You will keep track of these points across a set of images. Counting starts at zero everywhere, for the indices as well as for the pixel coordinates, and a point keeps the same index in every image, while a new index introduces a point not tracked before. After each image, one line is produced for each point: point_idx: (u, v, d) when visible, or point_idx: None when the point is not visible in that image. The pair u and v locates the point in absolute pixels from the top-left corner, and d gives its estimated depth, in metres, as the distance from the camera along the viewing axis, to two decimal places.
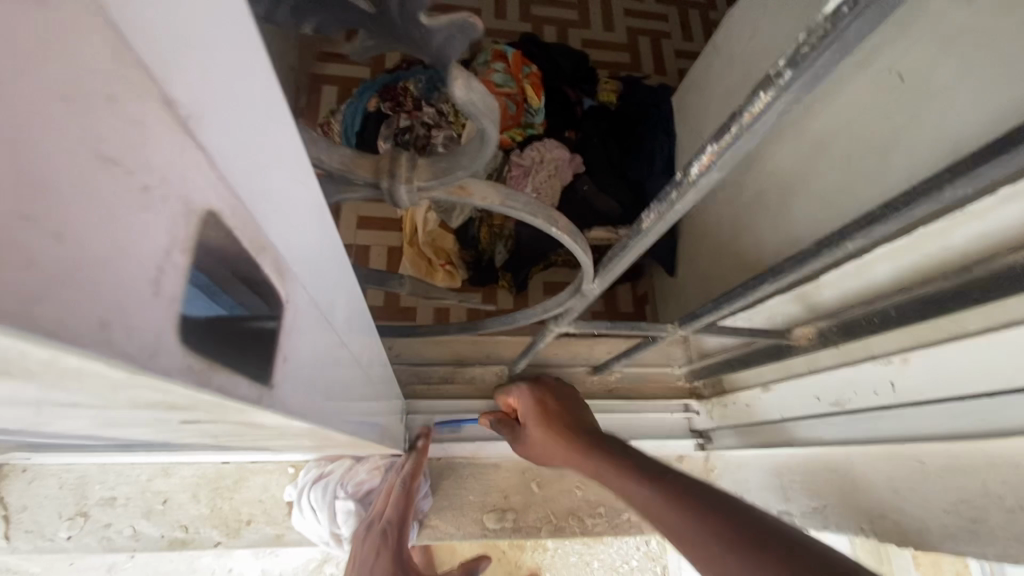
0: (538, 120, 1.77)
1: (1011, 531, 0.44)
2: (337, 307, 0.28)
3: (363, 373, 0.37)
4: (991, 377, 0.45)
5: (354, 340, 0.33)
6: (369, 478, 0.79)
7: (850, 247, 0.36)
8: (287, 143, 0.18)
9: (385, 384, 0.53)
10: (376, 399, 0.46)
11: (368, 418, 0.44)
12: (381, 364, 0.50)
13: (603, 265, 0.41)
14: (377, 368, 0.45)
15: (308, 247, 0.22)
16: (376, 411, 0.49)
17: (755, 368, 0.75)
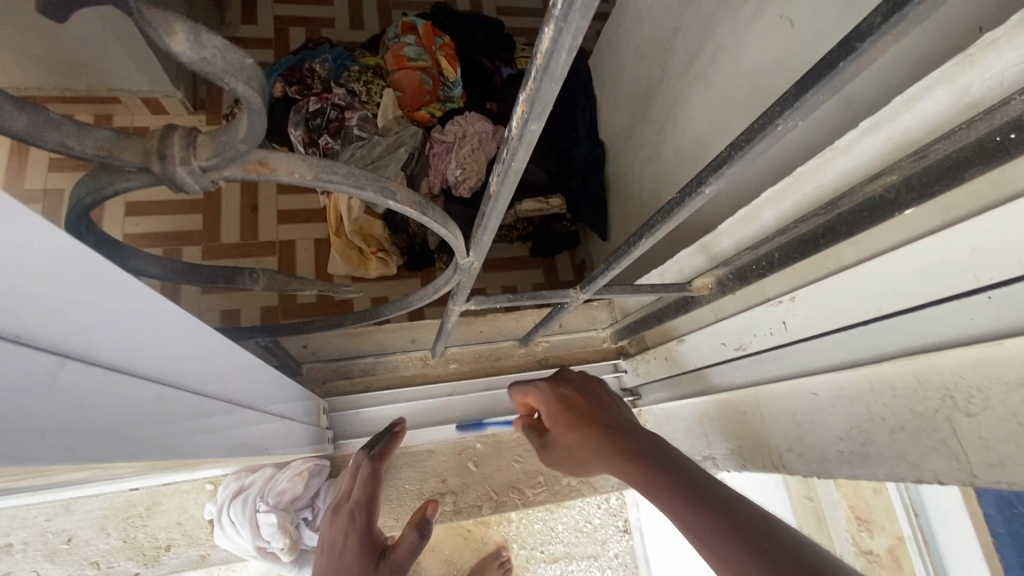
0: (456, 93, 1.72)
1: (895, 450, 0.47)
2: (59, 313, 0.22)
3: (179, 388, 0.32)
4: (865, 307, 0.46)
5: (135, 360, 0.27)
6: (291, 485, 0.75)
7: (709, 192, 0.35)
8: None
9: (260, 382, 0.48)
10: (234, 406, 0.41)
11: (223, 427, 0.39)
12: (246, 365, 0.45)
13: (473, 239, 0.39)
14: (227, 370, 0.40)
15: None
16: (245, 417, 0.44)
17: (670, 322, 0.76)
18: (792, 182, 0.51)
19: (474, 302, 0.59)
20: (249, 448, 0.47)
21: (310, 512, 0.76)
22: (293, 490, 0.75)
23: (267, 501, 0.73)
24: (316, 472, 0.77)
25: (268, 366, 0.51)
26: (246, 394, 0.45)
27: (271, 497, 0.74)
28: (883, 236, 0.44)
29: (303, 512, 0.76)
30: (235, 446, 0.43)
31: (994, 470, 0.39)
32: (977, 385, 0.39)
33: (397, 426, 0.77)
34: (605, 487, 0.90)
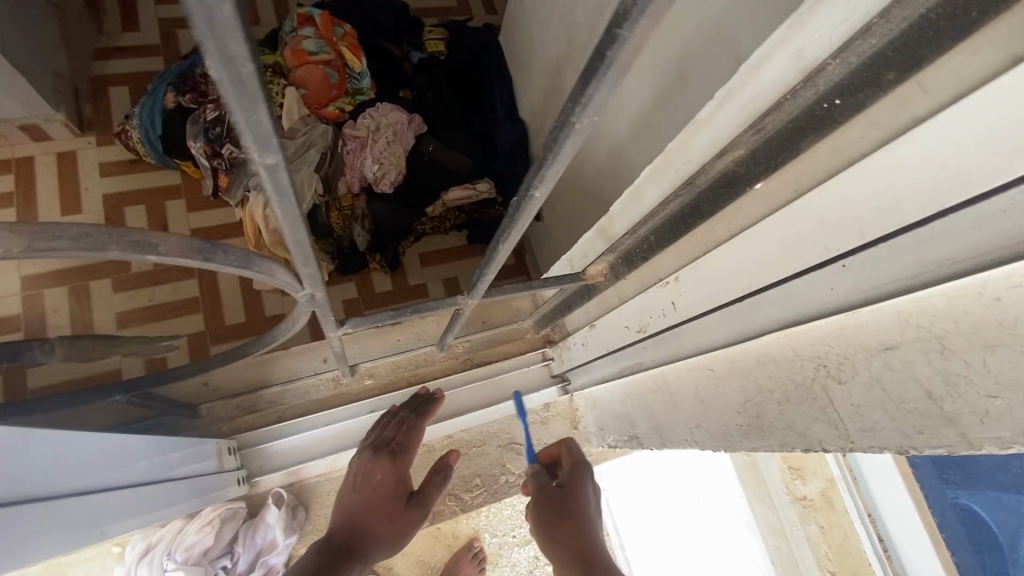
0: (365, 84, 1.65)
1: (784, 421, 0.46)
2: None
3: None
4: (738, 284, 0.46)
5: None
6: (200, 538, 0.70)
7: (539, 196, 0.33)
8: None
9: (85, 457, 0.43)
10: (40, 501, 0.36)
11: (20, 527, 0.33)
12: (48, 448, 0.38)
13: (297, 273, 0.35)
14: (5, 468, 0.33)
15: None
16: (63, 502, 0.38)
17: (581, 308, 0.75)
18: (666, 160, 0.49)
19: (352, 323, 0.55)
20: (96, 528, 0.43)
21: (225, 559, 0.72)
22: (203, 542, 0.71)
23: (174, 557, 0.69)
24: (230, 518, 0.73)
25: (102, 436, 0.46)
26: (60, 475, 0.39)
27: (178, 553, 0.69)
28: (746, 211, 0.43)
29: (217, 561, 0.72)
30: (71, 537, 0.39)
31: (867, 435, 0.39)
32: (844, 354, 0.39)
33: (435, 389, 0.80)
34: None
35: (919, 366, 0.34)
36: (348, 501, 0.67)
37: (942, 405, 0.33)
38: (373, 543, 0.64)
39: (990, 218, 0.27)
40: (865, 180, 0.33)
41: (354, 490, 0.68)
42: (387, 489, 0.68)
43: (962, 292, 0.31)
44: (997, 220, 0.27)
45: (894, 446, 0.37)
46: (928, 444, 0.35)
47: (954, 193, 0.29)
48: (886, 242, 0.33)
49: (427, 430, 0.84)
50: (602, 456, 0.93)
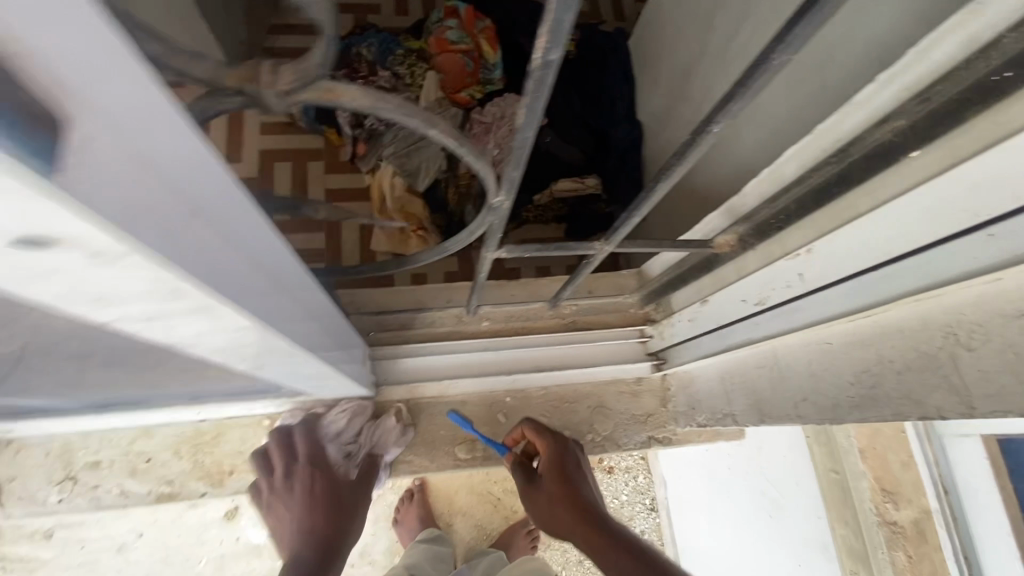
0: (496, 75, 1.77)
1: (901, 390, 0.49)
2: (168, 127, 0.20)
3: (290, 295, 0.39)
4: (875, 253, 0.49)
5: (271, 266, 0.34)
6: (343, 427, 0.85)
7: (716, 132, 0.39)
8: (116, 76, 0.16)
9: (319, 317, 0.51)
10: (310, 325, 0.47)
11: (288, 326, 0.39)
12: (305, 285, 0.45)
13: (503, 176, 0.44)
14: (293, 278, 0.39)
15: (180, 147, 0.21)
16: (304, 330, 0.44)
17: (695, 284, 0.79)
18: (816, 136, 0.52)
19: (507, 250, 0.64)
20: (310, 366, 0.51)
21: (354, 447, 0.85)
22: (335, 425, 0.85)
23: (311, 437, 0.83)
24: (358, 410, 0.85)
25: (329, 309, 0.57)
26: (306, 311, 0.46)
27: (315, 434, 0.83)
28: (893, 183, 0.46)
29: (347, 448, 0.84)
30: (312, 361, 0.50)
31: (992, 400, 0.41)
32: (978, 322, 0.42)
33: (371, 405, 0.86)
34: (626, 445, 0.95)
35: None
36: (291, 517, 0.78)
37: None
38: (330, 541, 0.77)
39: None
40: None
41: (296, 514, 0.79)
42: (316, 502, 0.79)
43: None
44: None
45: (1021, 410, 0.39)
46: None
47: None
48: None
49: (528, 378, 0.93)
50: (685, 439, 0.97)
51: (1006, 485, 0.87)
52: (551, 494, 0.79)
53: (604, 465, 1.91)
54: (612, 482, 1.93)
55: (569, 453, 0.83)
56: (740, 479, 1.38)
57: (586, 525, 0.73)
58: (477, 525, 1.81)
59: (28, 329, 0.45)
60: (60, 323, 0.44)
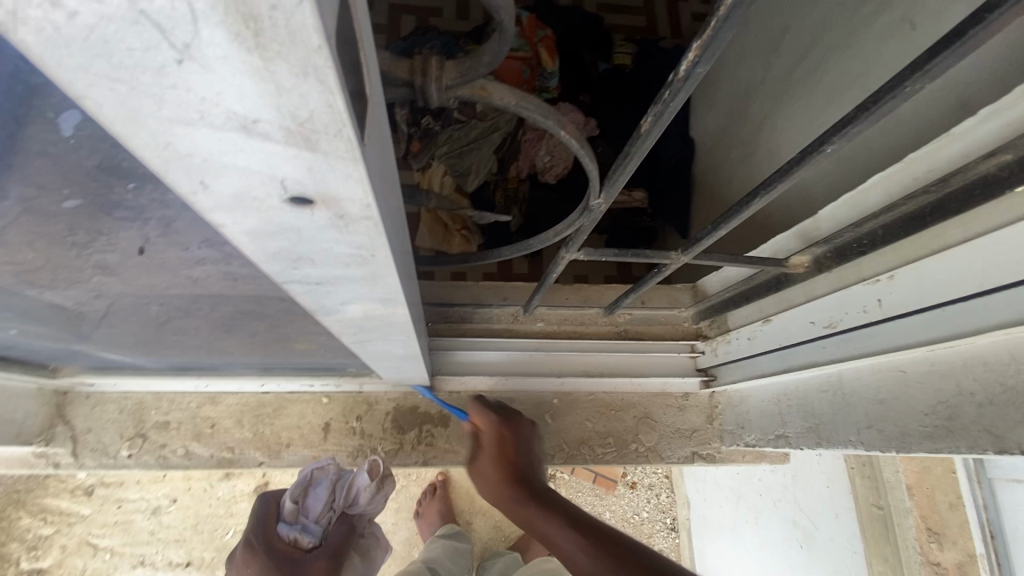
0: (552, 83, 1.80)
1: (981, 423, 0.49)
2: (379, 99, 0.22)
3: (408, 280, 0.42)
4: (966, 282, 0.49)
5: (405, 249, 0.37)
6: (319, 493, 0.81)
7: (828, 152, 0.40)
8: (370, 56, 0.19)
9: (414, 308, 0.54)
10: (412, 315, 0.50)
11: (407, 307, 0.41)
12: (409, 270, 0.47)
13: (609, 177, 0.45)
14: (409, 261, 0.41)
15: (385, 128, 0.24)
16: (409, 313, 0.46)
17: (757, 302, 0.79)
18: (908, 164, 0.53)
19: (583, 252, 0.66)
20: (399, 351, 0.53)
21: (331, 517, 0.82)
22: (308, 495, 0.81)
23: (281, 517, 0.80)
24: (320, 472, 0.82)
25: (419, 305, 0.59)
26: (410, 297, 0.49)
27: (286, 515, 0.80)
28: (994, 215, 0.46)
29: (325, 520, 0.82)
30: (405, 350, 0.53)
31: None
32: None
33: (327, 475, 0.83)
34: (670, 459, 0.95)
35: None
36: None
37: None
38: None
39: None
40: None
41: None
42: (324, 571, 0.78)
43: None
44: None
45: None
46: None
47: None
48: None
49: (578, 381, 0.94)
50: (728, 457, 0.97)
51: None
52: (488, 477, 0.68)
53: (627, 479, 1.94)
54: (633, 498, 1.94)
55: (514, 424, 0.73)
56: (770, 506, 1.37)
57: (525, 508, 0.61)
58: (496, 527, 1.84)
59: (153, 288, 0.48)
60: (184, 285, 0.48)
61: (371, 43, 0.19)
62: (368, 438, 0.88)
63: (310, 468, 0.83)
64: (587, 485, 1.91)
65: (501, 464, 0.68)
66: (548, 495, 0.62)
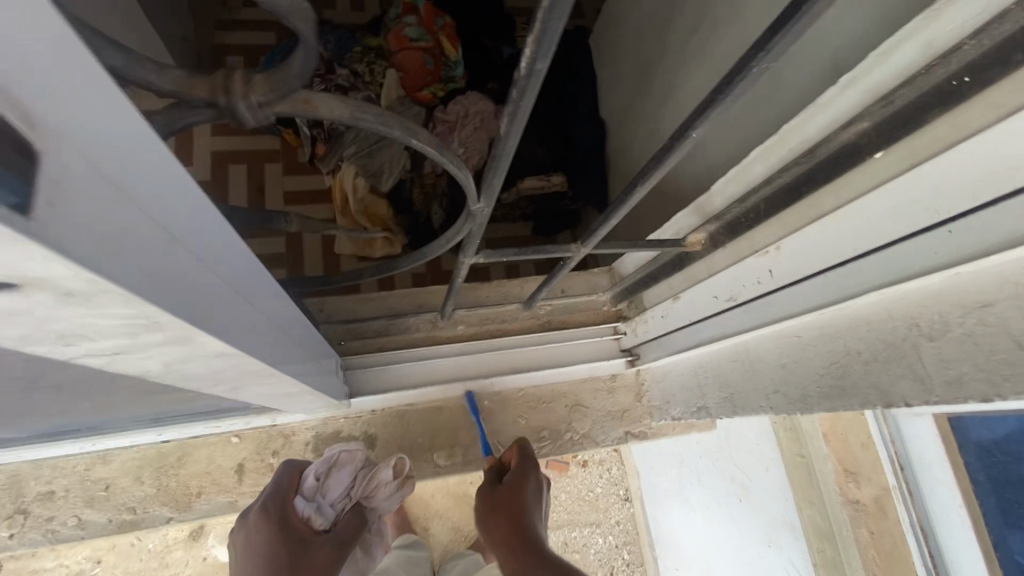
0: (458, 73, 1.74)
1: (869, 380, 0.51)
2: (134, 142, 0.19)
3: (270, 319, 0.38)
4: (842, 248, 0.50)
5: (255, 292, 0.33)
6: (340, 476, 0.78)
7: (695, 137, 0.39)
8: (75, 95, 0.16)
9: (293, 339, 0.49)
10: (287, 350, 0.46)
11: (267, 347, 0.38)
12: (280, 297, 0.43)
13: (484, 182, 0.43)
14: (268, 296, 0.38)
15: (156, 172, 0.20)
16: (281, 346, 0.43)
17: (667, 281, 0.81)
18: (781, 137, 0.54)
19: (484, 255, 0.64)
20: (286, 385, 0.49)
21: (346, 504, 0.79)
22: (331, 475, 0.78)
23: (300, 489, 0.75)
24: (345, 456, 0.80)
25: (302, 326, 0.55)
26: (284, 330, 0.45)
27: (304, 489, 0.75)
28: (860, 182, 0.47)
29: (339, 506, 0.79)
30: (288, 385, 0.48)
31: (953, 386, 0.44)
32: (938, 313, 0.44)
33: (353, 455, 0.80)
34: (604, 442, 0.96)
35: (1013, 319, 0.39)
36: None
37: None
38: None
39: None
40: (981, 153, 0.38)
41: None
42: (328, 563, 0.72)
43: None
44: None
45: (980, 395, 0.42)
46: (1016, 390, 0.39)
47: None
48: (998, 207, 0.38)
49: (506, 379, 0.93)
50: (660, 432, 0.99)
51: (956, 459, 0.92)
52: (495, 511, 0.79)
53: (578, 459, 1.96)
54: (587, 476, 1.97)
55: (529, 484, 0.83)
56: (711, 467, 1.43)
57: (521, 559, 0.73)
58: (455, 528, 1.82)
59: None
60: None
61: (75, 87, 0.16)
62: None
63: (337, 450, 0.80)
64: (540, 471, 1.91)
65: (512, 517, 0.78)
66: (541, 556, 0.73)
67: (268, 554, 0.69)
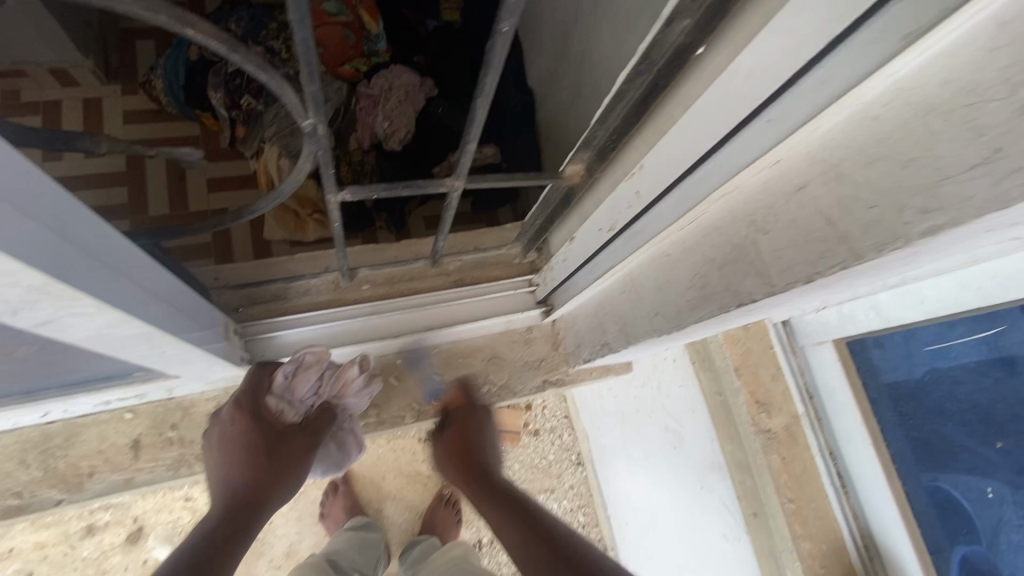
0: (381, 46, 1.70)
1: (723, 284, 0.52)
2: None
3: (84, 252, 0.38)
4: (687, 155, 0.51)
5: (45, 214, 0.34)
6: (313, 379, 0.76)
7: (508, 29, 0.39)
8: None
9: (143, 286, 0.48)
10: (130, 294, 0.45)
11: (42, 251, 0.33)
12: (112, 239, 0.43)
13: (303, 94, 0.41)
14: (34, 193, 0.33)
15: None
16: (86, 264, 0.38)
17: (564, 222, 0.81)
18: None
19: (349, 193, 0.59)
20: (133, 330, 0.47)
21: (316, 402, 0.78)
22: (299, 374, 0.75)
23: (272, 389, 0.74)
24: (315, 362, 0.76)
25: (155, 287, 0.51)
26: (121, 272, 0.44)
27: (275, 389, 0.74)
28: (695, 84, 0.48)
29: (308, 403, 0.78)
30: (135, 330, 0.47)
31: (785, 275, 0.45)
32: (770, 205, 0.46)
33: (320, 355, 0.76)
34: (522, 391, 0.97)
35: (823, 196, 0.40)
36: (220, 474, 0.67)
37: (839, 225, 0.39)
38: (275, 494, 0.67)
39: (872, 40, 0.34)
40: (780, 31, 0.39)
41: (275, 476, 0.68)
42: (297, 456, 0.71)
43: (852, 122, 0.37)
44: (878, 39, 0.34)
45: (804, 278, 0.43)
46: (829, 267, 0.40)
47: (840, 23, 0.35)
48: (796, 87, 0.39)
49: (419, 338, 0.92)
50: (578, 378, 1.00)
51: (855, 381, 0.96)
52: (441, 453, 0.87)
53: (529, 428, 1.98)
54: (539, 444, 1.99)
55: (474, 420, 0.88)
56: (648, 418, 1.46)
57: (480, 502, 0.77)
58: (409, 507, 1.79)
59: None
60: None
61: None
62: (191, 444, 0.80)
63: (304, 351, 0.77)
64: None
65: (453, 452, 0.86)
66: (540, 522, 0.68)
67: (246, 445, 0.68)
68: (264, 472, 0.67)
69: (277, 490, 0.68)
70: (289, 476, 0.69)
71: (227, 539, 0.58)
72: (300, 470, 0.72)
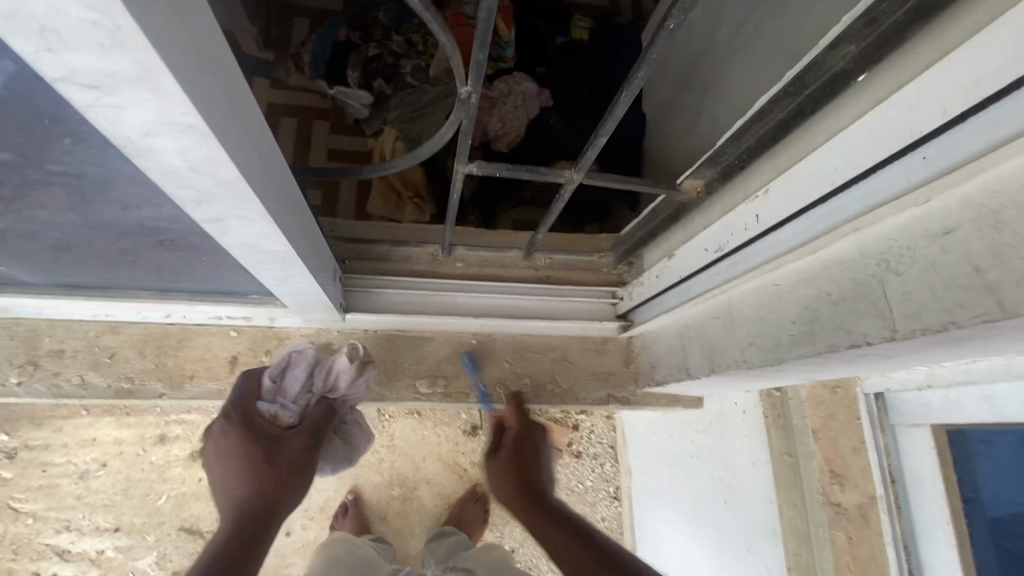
0: (510, 53, 1.71)
1: (834, 321, 0.51)
2: None
3: (265, 169, 0.44)
4: (822, 183, 0.50)
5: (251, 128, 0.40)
6: (298, 374, 0.78)
7: (673, 25, 0.41)
8: None
9: (294, 213, 0.54)
10: (286, 217, 0.51)
11: (243, 156, 0.39)
12: (282, 166, 0.49)
13: (470, 60, 0.45)
14: (247, 108, 0.39)
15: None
16: (264, 179, 0.44)
17: (664, 238, 0.81)
18: None
19: (476, 165, 0.63)
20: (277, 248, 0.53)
21: (309, 399, 0.79)
22: (286, 375, 0.78)
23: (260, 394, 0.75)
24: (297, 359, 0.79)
25: (300, 219, 0.57)
26: (282, 196, 0.50)
27: (263, 394, 0.74)
28: (844, 111, 0.47)
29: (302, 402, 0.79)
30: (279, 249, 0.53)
31: (912, 320, 0.43)
32: (907, 245, 0.44)
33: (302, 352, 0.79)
34: (586, 400, 0.96)
35: (973, 242, 0.38)
36: (228, 489, 0.66)
37: (986, 274, 0.37)
38: (276, 503, 0.65)
39: None
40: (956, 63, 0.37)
41: (274, 484, 0.66)
42: (298, 459, 0.70)
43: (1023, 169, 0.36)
44: None
45: (935, 326, 0.41)
46: (968, 317, 0.38)
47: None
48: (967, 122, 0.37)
49: (497, 323, 0.94)
50: (643, 401, 0.99)
51: (950, 474, 0.87)
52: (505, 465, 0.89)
53: (572, 448, 1.96)
54: (578, 467, 1.96)
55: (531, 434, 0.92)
56: (700, 465, 1.40)
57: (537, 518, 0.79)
58: (441, 495, 1.82)
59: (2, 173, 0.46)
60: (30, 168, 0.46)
61: None
62: None
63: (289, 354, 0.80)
64: None
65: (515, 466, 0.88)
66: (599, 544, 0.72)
67: (242, 456, 0.67)
68: (265, 482, 0.66)
69: (282, 497, 0.66)
70: (292, 479, 0.68)
71: (240, 552, 0.58)
72: (305, 472, 0.71)
